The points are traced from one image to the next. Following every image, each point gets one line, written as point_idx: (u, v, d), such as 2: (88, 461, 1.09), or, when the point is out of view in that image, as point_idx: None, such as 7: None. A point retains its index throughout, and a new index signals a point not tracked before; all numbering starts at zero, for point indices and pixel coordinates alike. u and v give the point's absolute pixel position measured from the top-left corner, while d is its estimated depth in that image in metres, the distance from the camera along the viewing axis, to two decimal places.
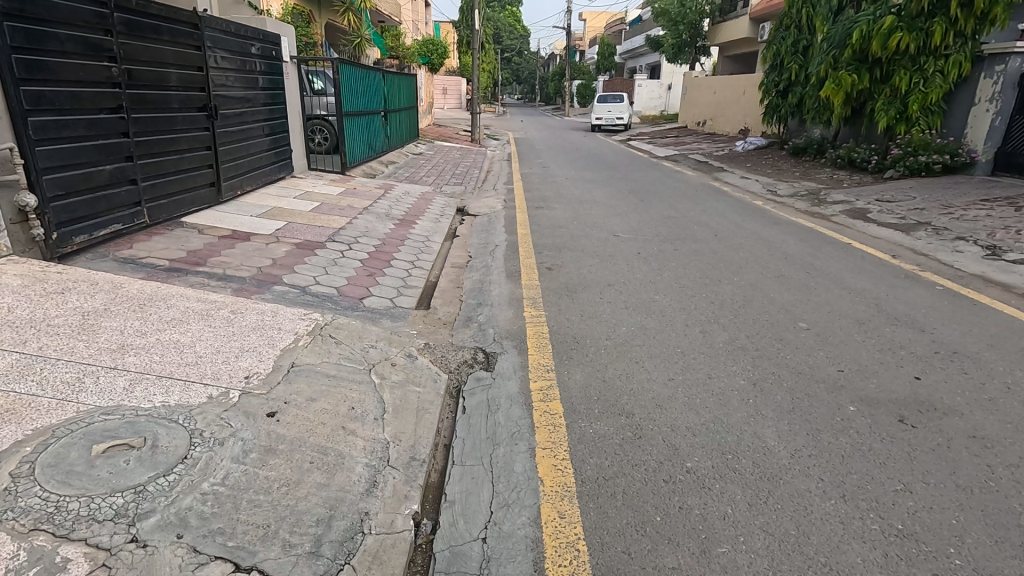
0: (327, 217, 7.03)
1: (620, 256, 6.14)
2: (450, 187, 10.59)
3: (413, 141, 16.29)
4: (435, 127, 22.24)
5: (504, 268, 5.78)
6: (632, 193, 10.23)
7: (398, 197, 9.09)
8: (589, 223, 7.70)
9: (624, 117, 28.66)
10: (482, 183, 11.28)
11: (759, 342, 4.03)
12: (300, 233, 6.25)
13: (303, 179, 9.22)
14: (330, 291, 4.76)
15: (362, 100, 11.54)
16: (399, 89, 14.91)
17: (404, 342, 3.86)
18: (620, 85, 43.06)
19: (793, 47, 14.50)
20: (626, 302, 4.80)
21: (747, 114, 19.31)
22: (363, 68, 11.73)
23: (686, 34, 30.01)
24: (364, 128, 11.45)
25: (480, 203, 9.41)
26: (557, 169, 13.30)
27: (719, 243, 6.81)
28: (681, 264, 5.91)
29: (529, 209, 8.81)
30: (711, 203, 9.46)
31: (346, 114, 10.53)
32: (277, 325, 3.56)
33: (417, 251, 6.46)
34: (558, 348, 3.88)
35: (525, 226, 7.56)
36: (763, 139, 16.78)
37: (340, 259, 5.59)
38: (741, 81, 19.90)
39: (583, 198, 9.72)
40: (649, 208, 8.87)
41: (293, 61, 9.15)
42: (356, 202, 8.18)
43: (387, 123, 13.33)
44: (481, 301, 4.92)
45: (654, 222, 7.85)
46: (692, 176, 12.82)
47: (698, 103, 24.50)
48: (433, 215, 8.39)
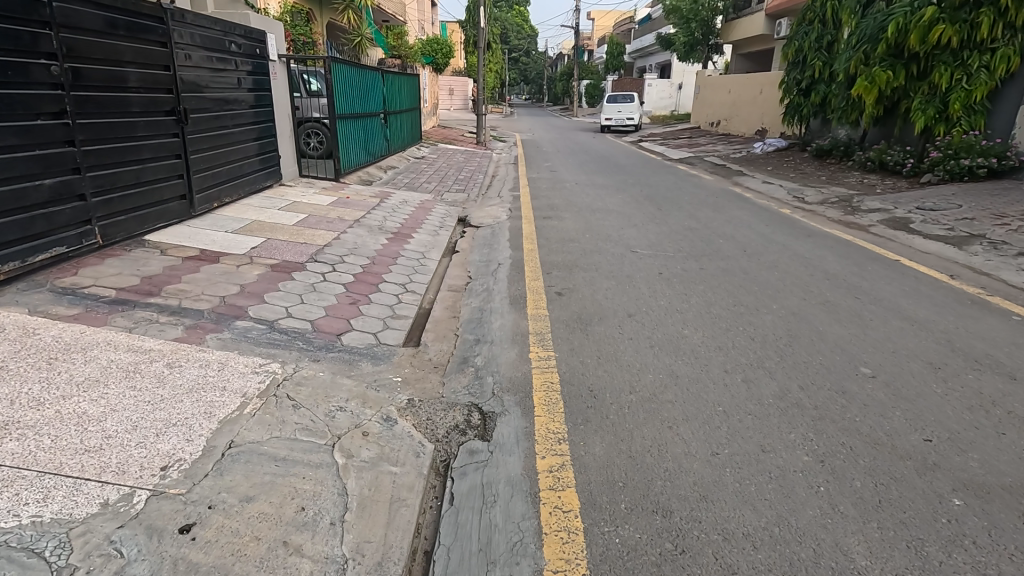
0: (312, 232, 6.35)
1: (639, 278, 5.41)
2: (452, 194, 9.89)
3: (416, 144, 15.63)
4: (440, 129, 21.61)
5: (507, 293, 5.06)
6: (647, 200, 9.49)
7: (394, 206, 8.42)
8: (603, 236, 6.98)
9: (634, 119, 27.89)
10: (487, 190, 10.58)
11: (818, 397, 3.29)
12: (279, 251, 5.57)
13: (292, 187, 8.56)
14: (303, 326, 4.08)
15: (359, 101, 10.87)
16: (401, 89, 14.22)
17: (382, 398, 3.16)
18: (630, 85, 42.24)
19: (817, 43, 13.70)
20: (650, 339, 4.07)
21: (765, 114, 18.48)
22: (361, 67, 11.06)
23: (698, 32, 29.17)
24: (361, 131, 10.78)
25: (483, 212, 8.71)
26: (566, 173, 12.58)
27: (749, 260, 6.06)
28: (710, 288, 5.16)
29: (536, 218, 8.11)
30: (734, 211, 8.70)
31: (341, 117, 9.86)
32: (221, 385, 2.85)
33: (411, 271, 5.76)
34: (571, 407, 3.16)
35: (532, 240, 6.84)
36: (783, 140, 15.95)
37: (320, 284, 4.90)
38: (758, 80, 19.06)
39: (596, 206, 8.99)
40: (667, 218, 8.12)
41: (281, 60, 8.47)
42: (347, 213, 7.50)
43: (387, 126, 12.63)
44: (479, 336, 4.21)
45: (674, 235, 7.10)
46: (711, 181, 12.04)
47: (712, 103, 23.68)
48: (432, 227, 7.69)
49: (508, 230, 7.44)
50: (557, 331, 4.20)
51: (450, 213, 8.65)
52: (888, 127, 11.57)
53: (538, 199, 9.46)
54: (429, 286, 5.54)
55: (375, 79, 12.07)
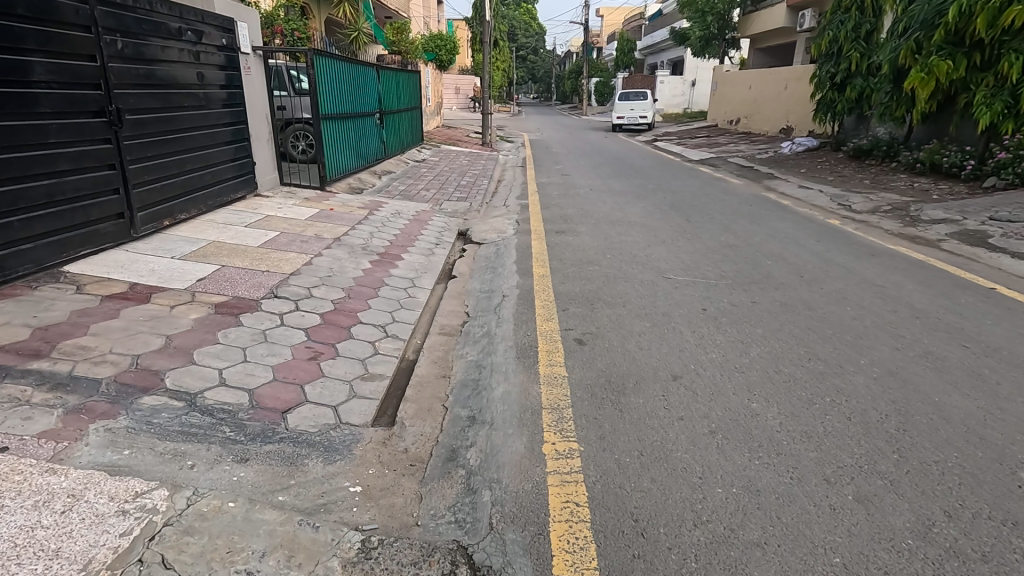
0: (281, 254, 5.32)
1: (679, 318, 4.31)
2: (452, 203, 8.83)
3: (416, 145, 14.58)
4: (444, 129, 20.57)
5: (514, 339, 3.99)
6: (672, 209, 8.38)
7: (384, 219, 7.37)
8: (627, 257, 5.87)
9: (648, 118, 26.85)
10: (491, 197, 9.52)
11: (980, 536, 2.18)
12: (232, 283, 4.53)
13: (270, 197, 7.53)
14: (238, 402, 3.03)
15: (352, 99, 9.86)
16: (399, 86, 13.19)
17: (322, 541, 2.10)
18: (641, 82, 41.00)
19: (854, 33, 12.51)
20: (707, 417, 2.99)
21: (791, 111, 17.25)
22: (355, 62, 10.04)
23: (714, 26, 27.86)
24: (354, 133, 9.76)
25: (486, 224, 7.65)
26: (578, 177, 11.50)
27: (809, 289, 4.95)
28: (771, 332, 4.05)
29: (548, 233, 7.02)
30: (775, 223, 7.58)
31: (332, 117, 8.85)
32: (51, 550, 1.87)
33: (395, 306, 4.69)
34: (611, 561, 2.07)
35: (543, 262, 5.76)
36: (813, 139, 14.75)
37: (274, 331, 3.85)
38: (783, 74, 17.83)
39: (615, 216, 7.87)
40: (700, 232, 7.00)
41: (257, 53, 7.42)
42: (327, 228, 6.46)
43: (383, 127, 11.59)
44: (475, 411, 3.13)
45: (711, 255, 6.00)
46: (739, 185, 10.89)
47: (730, 100, 22.43)
48: (426, 244, 6.63)
49: (516, 248, 6.36)
50: (580, 404, 3.12)
51: (448, 227, 7.59)
52: (940, 124, 10.37)
53: (549, 209, 8.37)
54: (417, 326, 4.47)
55: (371, 75, 11.05)
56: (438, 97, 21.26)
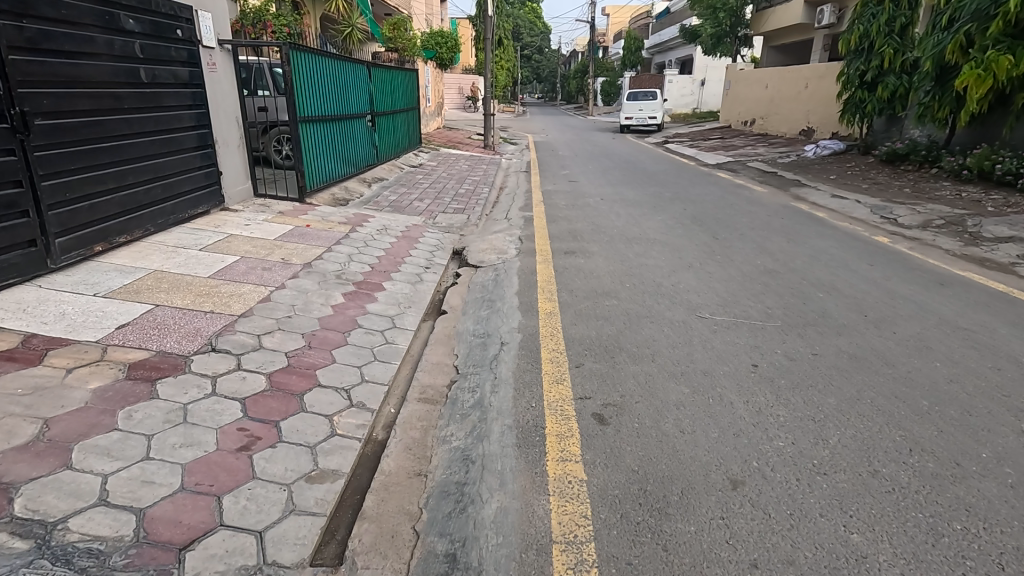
0: (233, 288, 4.40)
1: (726, 381, 3.37)
2: (448, 216, 7.91)
3: (413, 149, 13.66)
4: (444, 131, 19.64)
5: (514, 414, 3.05)
6: (695, 224, 7.42)
7: (368, 237, 6.46)
8: (650, 288, 4.93)
9: (657, 118, 25.88)
10: (492, 209, 8.60)
11: None
12: (162, 330, 3.61)
13: (239, 211, 6.62)
14: (118, 536, 2.12)
15: (340, 100, 8.99)
16: (393, 86, 12.30)
17: None
18: (649, 82, 39.91)
19: (888, 27, 11.55)
20: (795, 565, 2.05)
21: (813, 112, 16.26)
22: (343, 60, 9.18)
23: (727, 23, 26.76)
24: (340, 137, 8.88)
25: (485, 242, 6.73)
26: (587, 185, 10.54)
27: (881, 335, 4.00)
28: (850, 405, 3.10)
29: (555, 254, 6.09)
30: (815, 241, 6.62)
31: (314, 119, 7.97)
32: None
33: (366, 358, 3.75)
34: None
35: (550, 294, 4.82)
36: (838, 142, 13.76)
37: (199, 405, 2.94)
38: (803, 73, 16.83)
39: (632, 233, 6.92)
40: (731, 254, 6.05)
41: (224, 48, 6.52)
42: (298, 250, 5.55)
43: (375, 130, 10.71)
44: (457, 546, 2.21)
45: (751, 285, 5.05)
46: (765, 193, 9.91)
47: (744, 100, 21.43)
48: (414, 268, 5.70)
49: (518, 275, 5.42)
50: (607, 537, 2.19)
51: (440, 246, 6.67)
52: (989, 126, 9.53)
53: (556, 223, 7.43)
54: (392, 387, 3.54)
55: (362, 74, 10.16)
56: (439, 97, 20.30)
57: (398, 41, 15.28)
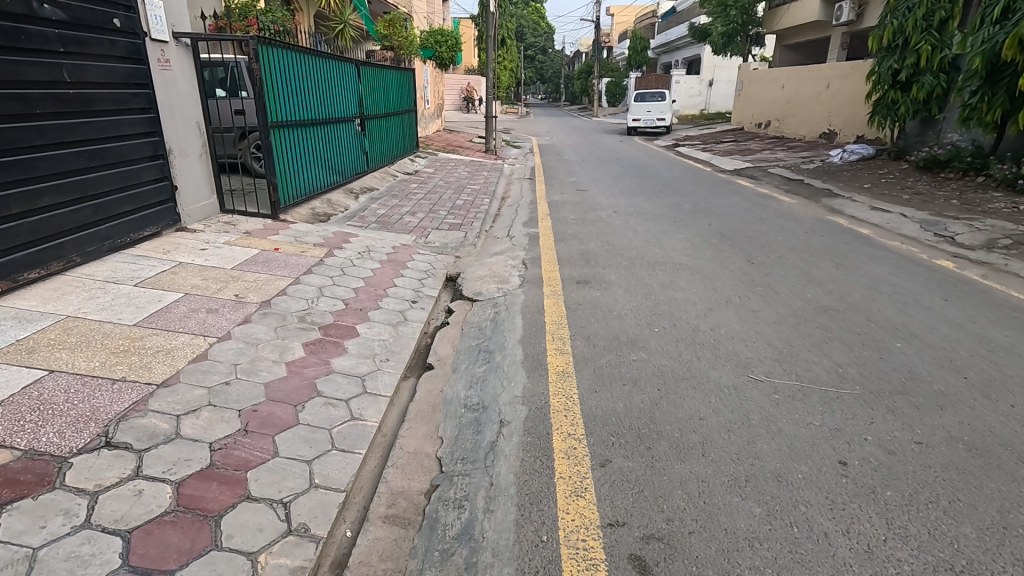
0: (162, 341, 3.48)
1: (811, 494, 2.43)
2: (442, 233, 6.99)
3: (409, 155, 12.73)
4: (444, 134, 18.72)
5: (517, 559, 2.12)
6: (724, 244, 6.48)
7: (346, 261, 5.53)
8: (685, 337, 4.00)
9: (666, 120, 24.91)
10: (492, 225, 7.67)
11: None
12: (45, 411, 2.69)
13: (199, 232, 5.71)
14: None
15: (327, 102, 8.11)
16: (388, 87, 11.43)
17: None
18: (655, 82, 38.92)
19: (926, 21, 10.53)
20: None
21: (835, 113, 15.31)
22: (332, 59, 8.29)
23: (738, 21, 25.76)
24: (326, 144, 7.99)
25: (483, 267, 5.81)
26: (597, 195, 9.61)
27: (998, 410, 3.06)
28: (1000, 544, 2.16)
29: (565, 285, 5.16)
30: (868, 266, 5.68)
31: (296, 124, 7.09)
32: None
33: (321, 447, 2.83)
34: None
35: (562, 344, 3.88)
36: (865, 146, 12.81)
37: (57, 550, 2.02)
38: (825, 72, 15.89)
39: (653, 256, 5.98)
40: (774, 285, 5.11)
41: (178, 41, 5.58)
42: (257, 283, 4.62)
43: (365, 135, 9.79)
44: None
45: (808, 330, 4.10)
46: (795, 205, 8.95)
47: (759, 100, 20.45)
48: (397, 304, 4.77)
49: (522, 314, 4.49)
50: None
51: (431, 271, 5.74)
52: None
53: (566, 243, 6.49)
54: (352, 494, 2.61)
55: (353, 74, 9.28)
56: (438, 99, 19.35)
57: (393, 39, 14.25)
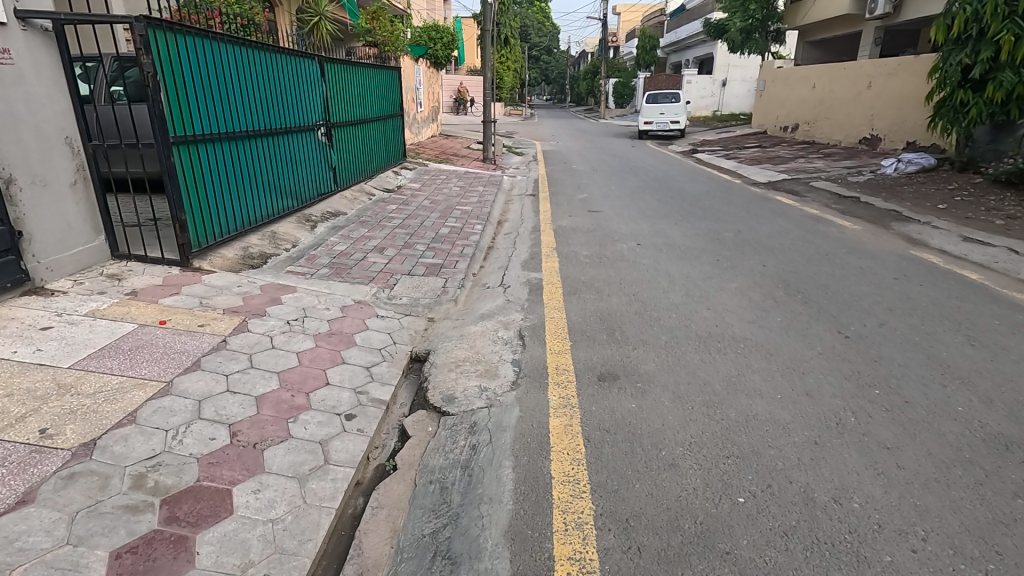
0: None
1: None
2: (413, 280, 5.28)
3: (393, 167, 11.04)
4: (439, 140, 17.01)
5: None
6: (795, 301, 4.73)
7: (263, 340, 3.82)
8: (798, 527, 2.28)
9: (681, 123, 23.11)
10: (483, 266, 5.96)
11: None
12: None
13: (60, 295, 4.02)
14: None
15: (275, 106, 6.43)
16: (364, 88, 9.74)
17: None
18: (665, 81, 37.13)
19: (1009, 7, 8.73)
20: None
21: (880, 115, 13.58)
22: (282, 53, 6.61)
23: (757, 17, 23.90)
24: (271, 161, 6.31)
25: (463, 344, 4.09)
26: (613, 220, 7.89)
27: None
28: None
29: (581, 385, 3.42)
30: (1017, 343, 3.93)
31: (227, 138, 5.40)
32: None
33: None
34: None
35: (582, 551, 2.17)
36: (924, 154, 11.05)
37: None
38: (866, 69, 14.09)
39: (702, 325, 4.25)
40: (898, 387, 3.36)
41: (22, 21, 3.88)
42: (95, 397, 2.92)
43: (332, 147, 8.05)
44: None
45: (1008, 507, 2.37)
46: (861, 234, 7.19)
47: (785, 101, 18.63)
48: (320, 427, 3.05)
49: (512, 457, 2.76)
50: None
51: (387, 351, 4.01)
52: None
53: (578, 301, 4.76)
54: None
55: (313, 71, 7.56)
56: (433, 101, 17.63)
57: (376, 34, 12.56)
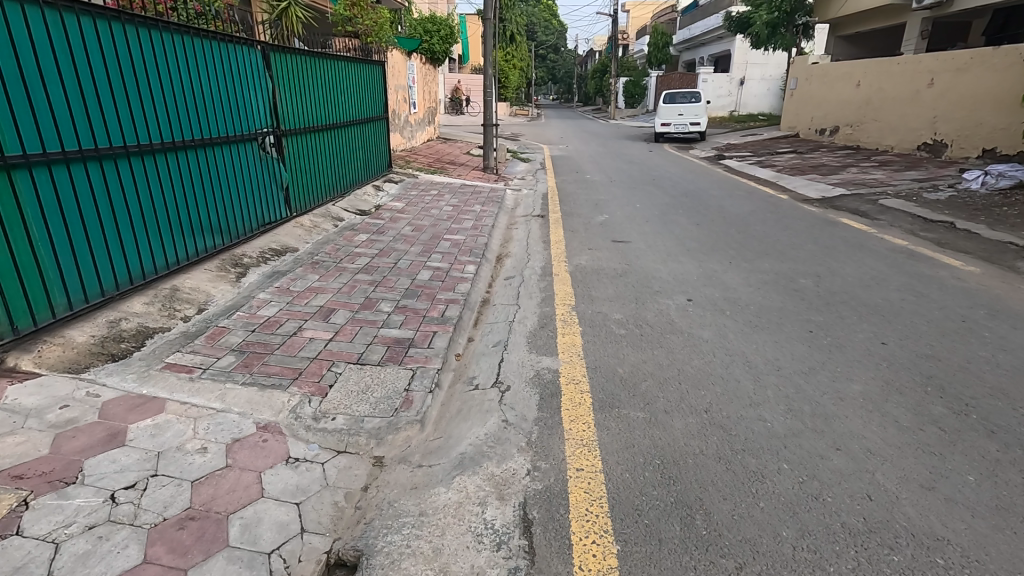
0: None
1: None
2: (362, 375, 3.46)
3: (373, 180, 9.22)
4: (434, 145, 15.16)
5: None
6: (976, 431, 2.89)
7: (34, 560, 2.01)
8: None
9: (701, 125, 21.21)
10: (472, 341, 4.16)
11: None
12: None
13: None
14: None
15: (186, 110, 4.61)
16: (337, 87, 7.92)
17: None
18: (680, 80, 35.15)
19: None
20: None
21: (944, 118, 11.72)
22: (196, 36, 4.77)
23: (785, 8, 21.95)
24: (178, 186, 4.49)
25: (420, 543, 2.27)
26: (647, 257, 6.05)
27: None
28: None
29: None
30: None
31: (82, 159, 3.57)
32: None
33: None
34: None
35: None
36: (1014, 165, 9.19)
37: None
38: (929, 64, 12.21)
39: (846, 500, 2.42)
40: None
41: None
42: None
43: (280, 162, 6.21)
44: None
45: None
46: (985, 280, 5.34)
47: (822, 101, 16.71)
48: None
49: None
50: None
51: (282, 561, 2.18)
52: None
53: (617, 430, 2.93)
54: None
55: (254, 63, 5.72)
56: (428, 100, 15.79)
57: (358, 23, 10.64)
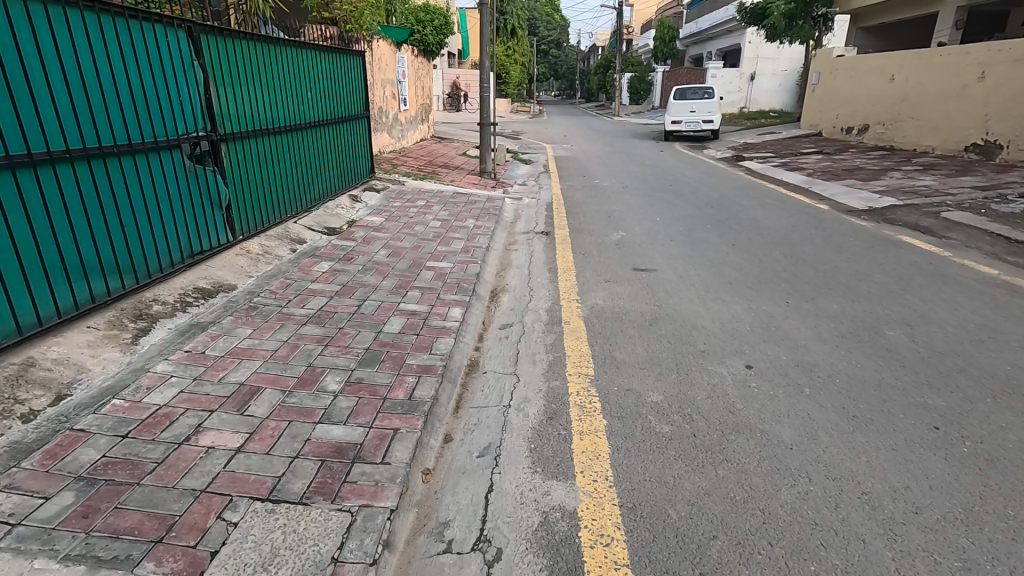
0: None
1: None
2: (268, 531, 2.19)
3: (350, 190, 7.95)
4: (426, 145, 13.85)
5: None
6: None
7: None
8: None
9: (714, 122, 19.85)
10: (449, 442, 2.90)
11: None
12: None
13: None
14: None
15: (54, 110, 3.35)
16: (303, 81, 6.60)
17: None
18: (687, 76, 33.76)
19: None
20: None
21: (998, 115, 10.43)
22: (74, 9, 3.50)
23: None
24: (39, 215, 3.22)
25: None
26: (679, 294, 4.78)
27: None
28: None
29: None
30: None
31: None
32: None
33: None
34: None
35: None
36: None
37: None
38: (980, 55, 10.91)
39: None
40: None
41: None
42: None
43: (217, 174, 4.90)
44: None
45: None
46: None
47: (849, 97, 15.38)
48: None
49: None
50: None
51: None
52: None
53: None
54: None
55: (177, 49, 4.45)
56: (421, 97, 14.51)
57: (335, 8, 9.43)
